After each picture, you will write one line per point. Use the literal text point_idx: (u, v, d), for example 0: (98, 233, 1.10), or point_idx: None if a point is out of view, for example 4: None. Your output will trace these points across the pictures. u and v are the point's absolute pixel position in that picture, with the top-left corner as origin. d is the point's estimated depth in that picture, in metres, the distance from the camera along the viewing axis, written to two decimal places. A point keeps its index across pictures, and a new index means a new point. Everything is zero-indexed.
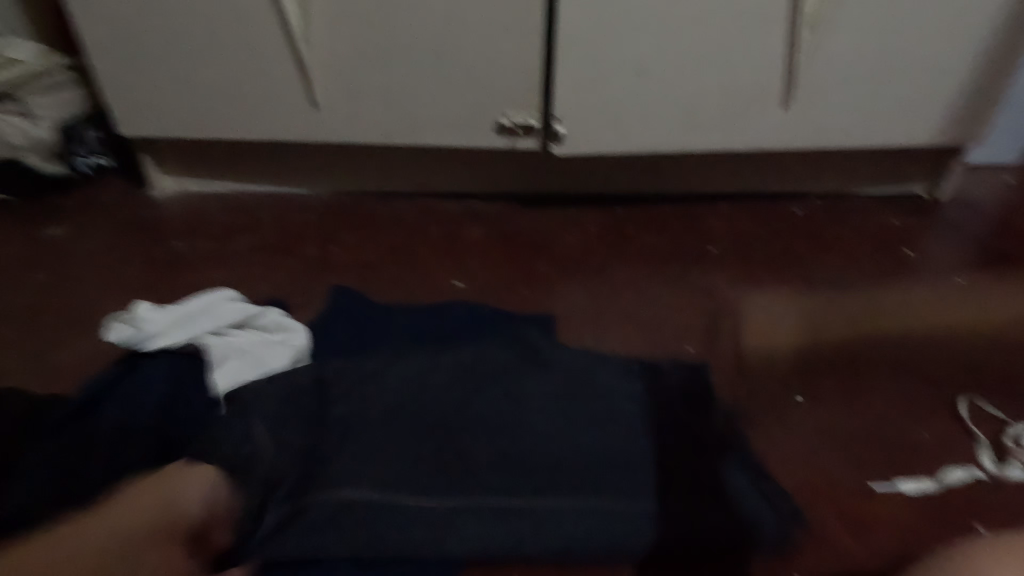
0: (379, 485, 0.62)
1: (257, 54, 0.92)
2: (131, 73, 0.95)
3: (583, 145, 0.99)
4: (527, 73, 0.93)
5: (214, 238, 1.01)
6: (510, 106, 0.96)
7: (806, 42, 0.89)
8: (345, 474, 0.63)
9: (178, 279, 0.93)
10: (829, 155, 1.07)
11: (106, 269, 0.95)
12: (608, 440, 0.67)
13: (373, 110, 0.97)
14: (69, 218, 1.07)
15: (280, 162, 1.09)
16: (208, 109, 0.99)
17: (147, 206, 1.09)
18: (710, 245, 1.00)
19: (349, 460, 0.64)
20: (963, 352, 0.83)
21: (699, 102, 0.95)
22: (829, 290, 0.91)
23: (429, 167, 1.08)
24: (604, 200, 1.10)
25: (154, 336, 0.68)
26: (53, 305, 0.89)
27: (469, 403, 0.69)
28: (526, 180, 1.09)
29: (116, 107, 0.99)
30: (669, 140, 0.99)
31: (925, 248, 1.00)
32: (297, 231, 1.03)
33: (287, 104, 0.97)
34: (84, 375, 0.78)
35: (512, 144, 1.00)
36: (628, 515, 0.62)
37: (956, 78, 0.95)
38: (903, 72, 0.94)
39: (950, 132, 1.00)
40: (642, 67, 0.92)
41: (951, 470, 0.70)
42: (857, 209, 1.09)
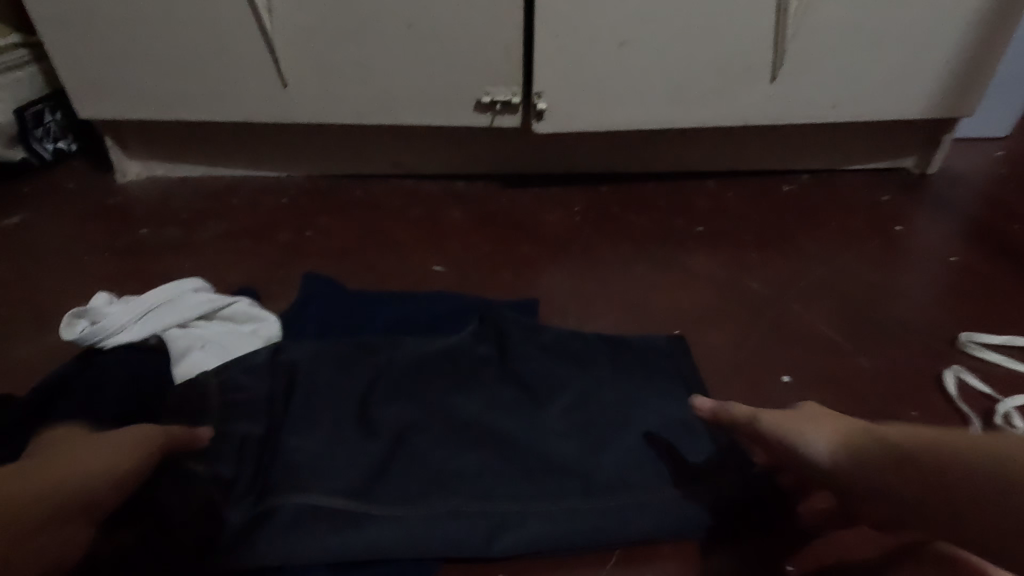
0: (351, 488, 0.59)
1: (220, 29, 0.87)
2: (87, 50, 0.90)
3: (565, 122, 0.95)
4: (506, 46, 0.89)
5: (183, 224, 0.97)
6: (489, 82, 0.92)
7: (795, 11, 0.86)
8: (314, 477, 0.59)
9: (144, 267, 0.89)
10: (820, 130, 1.04)
11: (68, 257, 0.91)
12: (591, 432, 0.64)
13: (345, 88, 0.93)
14: (30, 205, 1.02)
15: (251, 144, 1.04)
16: (172, 89, 0.94)
17: (112, 191, 1.05)
18: (697, 224, 0.97)
19: (317, 462, 0.60)
20: (951, 327, 0.81)
21: (685, 75, 0.92)
22: (819, 269, 0.89)
23: (407, 148, 1.04)
24: (589, 179, 1.06)
25: (115, 332, 0.64)
26: (11, 296, 0.85)
27: (446, 397, 0.66)
28: (508, 159, 1.06)
29: (74, 88, 0.94)
30: (656, 115, 0.96)
31: (914, 224, 0.98)
32: (270, 216, 0.99)
33: (255, 82, 0.93)
34: (44, 369, 0.75)
35: (492, 121, 0.96)
36: (615, 508, 0.59)
37: (950, 48, 0.92)
38: (895, 42, 0.91)
39: (942, 105, 0.98)
40: (626, 38, 0.88)
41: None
42: (845, 185, 1.07)
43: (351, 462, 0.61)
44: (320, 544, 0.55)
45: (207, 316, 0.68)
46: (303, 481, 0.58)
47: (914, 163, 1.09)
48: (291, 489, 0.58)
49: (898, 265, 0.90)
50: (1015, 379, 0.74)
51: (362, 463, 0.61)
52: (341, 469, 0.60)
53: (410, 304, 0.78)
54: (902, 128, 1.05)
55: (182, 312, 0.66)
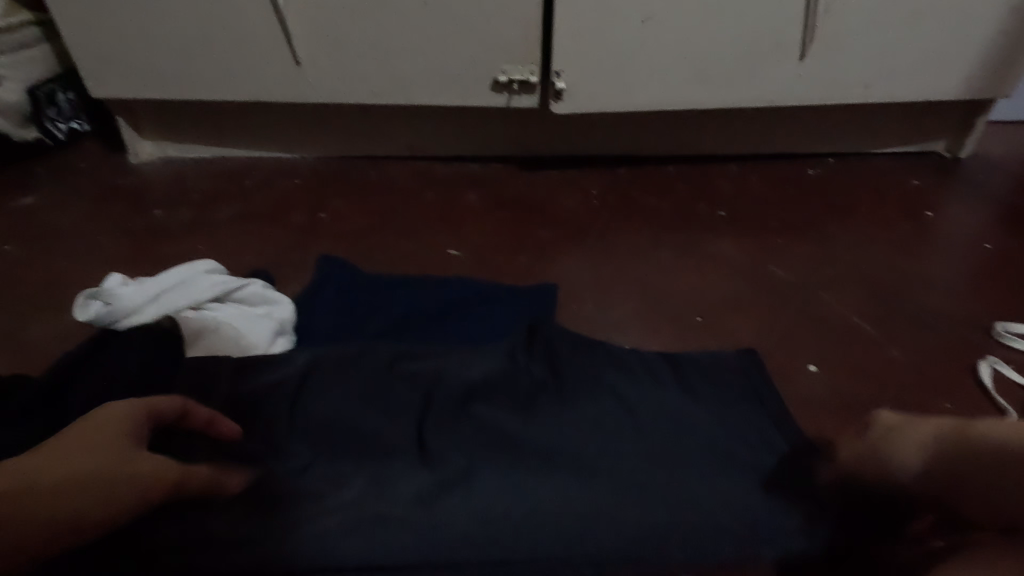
0: (399, 507, 0.49)
1: (232, 5, 0.85)
2: (98, 28, 0.89)
3: (584, 102, 0.93)
4: (525, 23, 0.86)
5: (196, 205, 0.96)
6: (507, 60, 0.89)
7: None
8: (351, 497, 0.50)
9: (158, 249, 0.89)
10: (848, 111, 1.00)
11: (82, 238, 0.91)
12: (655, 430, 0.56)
13: (360, 67, 0.91)
14: (44, 186, 1.02)
15: (264, 124, 1.03)
16: (184, 68, 0.92)
17: (126, 172, 1.04)
18: (719, 209, 0.95)
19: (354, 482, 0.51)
20: (984, 316, 0.78)
21: (709, 53, 0.88)
22: (844, 256, 0.86)
23: (422, 128, 1.02)
24: (606, 162, 1.04)
25: (127, 314, 0.63)
26: (27, 277, 0.85)
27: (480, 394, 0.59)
28: (524, 141, 1.03)
29: (87, 67, 0.93)
30: (679, 95, 0.93)
31: (946, 209, 0.94)
32: (283, 198, 0.98)
33: (268, 59, 0.91)
34: (60, 350, 0.75)
35: (510, 101, 0.93)
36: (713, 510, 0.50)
37: (990, 26, 0.87)
38: (932, 18, 0.86)
39: (978, 86, 0.94)
40: (650, 15, 0.84)
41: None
42: (873, 169, 1.03)
43: (393, 477, 0.51)
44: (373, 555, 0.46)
45: (221, 299, 0.67)
46: (342, 508, 0.49)
47: (946, 147, 1.05)
48: (327, 518, 0.48)
49: (928, 252, 0.87)
50: None
51: (408, 477, 0.51)
52: (383, 485, 0.51)
53: (427, 288, 0.76)
54: (935, 110, 1.01)
55: (195, 295, 0.65)
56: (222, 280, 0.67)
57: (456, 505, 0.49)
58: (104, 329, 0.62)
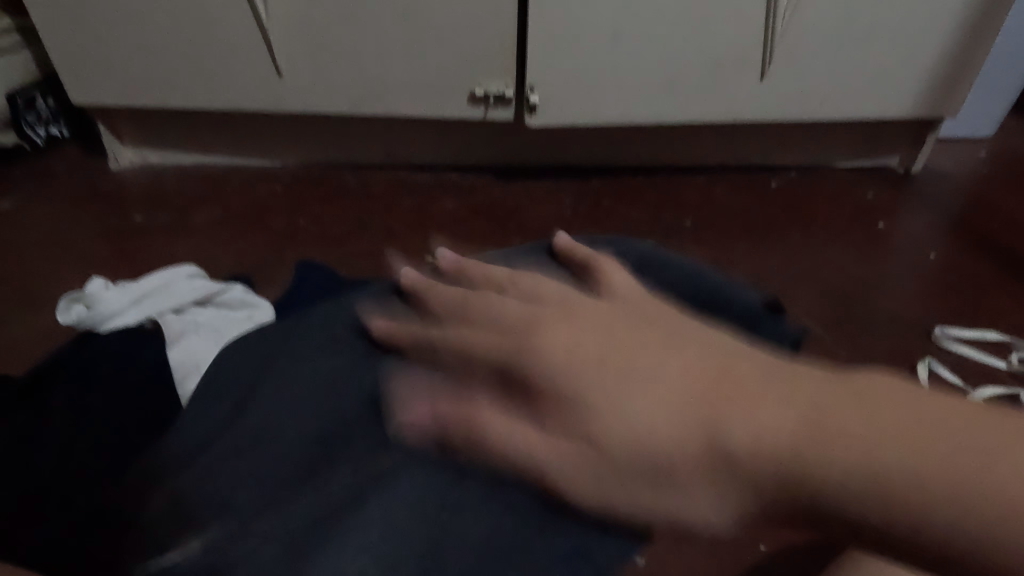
0: (303, 503, 0.28)
1: (214, 15, 0.88)
2: (82, 36, 0.91)
3: (557, 115, 0.97)
4: (500, 40, 0.90)
5: (175, 211, 0.98)
6: (483, 74, 0.93)
7: (782, 11, 0.88)
8: (259, 433, 0.32)
9: (136, 252, 0.90)
10: (807, 127, 1.06)
11: (62, 242, 0.92)
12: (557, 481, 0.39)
13: (341, 78, 0.94)
14: (23, 190, 1.02)
15: (245, 132, 1.05)
16: (167, 76, 0.94)
17: (107, 176, 1.05)
18: (686, 219, 0.99)
19: (259, 449, 0.31)
20: (928, 320, 0.82)
21: (676, 70, 0.93)
22: (800, 263, 0.91)
23: (401, 139, 1.05)
24: (579, 173, 1.08)
25: (112, 316, 0.64)
26: (8, 277, 0.86)
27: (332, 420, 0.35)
28: (501, 150, 1.07)
29: (70, 73, 0.94)
30: (648, 108, 0.97)
31: (897, 221, 1.00)
32: (263, 204, 0.99)
33: (251, 70, 0.93)
34: (37, 353, 0.75)
35: (485, 114, 0.97)
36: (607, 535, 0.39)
37: (936, 48, 0.94)
38: (884, 41, 0.92)
39: (925, 104, 1.00)
40: (619, 33, 0.89)
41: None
42: (833, 180, 1.09)
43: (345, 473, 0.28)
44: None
45: (202, 303, 0.67)
46: None
47: (899, 161, 1.11)
48: (255, 412, 0.33)
49: (883, 260, 0.92)
50: (986, 371, 0.75)
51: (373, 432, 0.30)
52: (306, 474, 0.29)
53: None
54: (888, 126, 1.07)
55: (178, 296, 0.66)
56: (210, 289, 0.68)
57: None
58: (91, 327, 0.63)
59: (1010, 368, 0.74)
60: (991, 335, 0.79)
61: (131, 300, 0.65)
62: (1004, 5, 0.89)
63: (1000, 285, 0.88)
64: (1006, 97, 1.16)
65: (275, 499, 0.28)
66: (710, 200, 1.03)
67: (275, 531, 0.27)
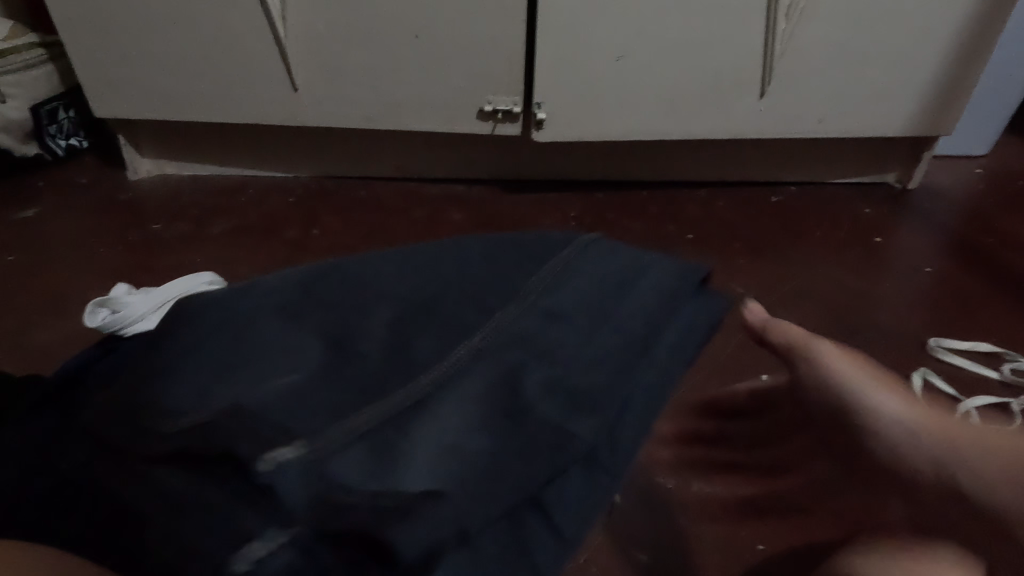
0: (377, 412, 0.31)
1: (235, 33, 0.91)
2: (108, 52, 0.94)
3: (563, 131, 1.00)
4: (509, 58, 0.93)
5: (192, 220, 1.01)
6: (492, 91, 0.96)
7: (781, 32, 0.91)
8: (259, 376, 0.32)
9: (155, 260, 0.93)
10: (806, 144, 1.09)
11: (83, 250, 0.95)
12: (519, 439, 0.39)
13: (355, 94, 0.97)
14: (45, 199, 1.05)
15: (260, 145, 1.09)
16: (188, 91, 0.98)
17: (126, 187, 1.08)
18: (688, 232, 1.01)
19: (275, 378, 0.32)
20: (923, 332, 0.84)
21: (679, 88, 0.96)
22: (800, 275, 0.93)
23: (411, 152, 1.09)
24: (583, 187, 1.11)
25: (134, 321, 0.60)
26: (32, 283, 0.89)
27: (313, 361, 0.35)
28: (507, 163, 1.10)
29: (95, 88, 0.98)
30: (651, 125, 1.00)
31: (894, 236, 1.02)
32: (278, 214, 1.03)
33: (268, 86, 0.97)
34: (57, 356, 0.78)
35: (494, 129, 1.00)
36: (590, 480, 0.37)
37: (931, 69, 0.97)
38: (880, 62, 0.96)
39: (921, 123, 1.03)
40: (624, 53, 0.93)
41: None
42: (832, 195, 1.12)
43: (402, 388, 0.32)
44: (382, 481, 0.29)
45: None
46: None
47: (896, 178, 1.14)
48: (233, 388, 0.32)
49: (879, 273, 0.94)
50: (978, 381, 0.77)
51: (394, 349, 0.34)
52: (347, 394, 0.31)
53: None
54: (885, 143, 1.10)
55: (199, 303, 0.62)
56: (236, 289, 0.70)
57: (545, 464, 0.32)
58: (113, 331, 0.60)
59: (1003, 378, 0.76)
60: (984, 346, 0.81)
61: (152, 306, 0.61)
62: (995, 29, 0.93)
63: (993, 297, 0.90)
64: (1000, 116, 1.19)
65: (341, 411, 0.31)
66: (711, 214, 1.06)
67: (357, 431, 0.30)
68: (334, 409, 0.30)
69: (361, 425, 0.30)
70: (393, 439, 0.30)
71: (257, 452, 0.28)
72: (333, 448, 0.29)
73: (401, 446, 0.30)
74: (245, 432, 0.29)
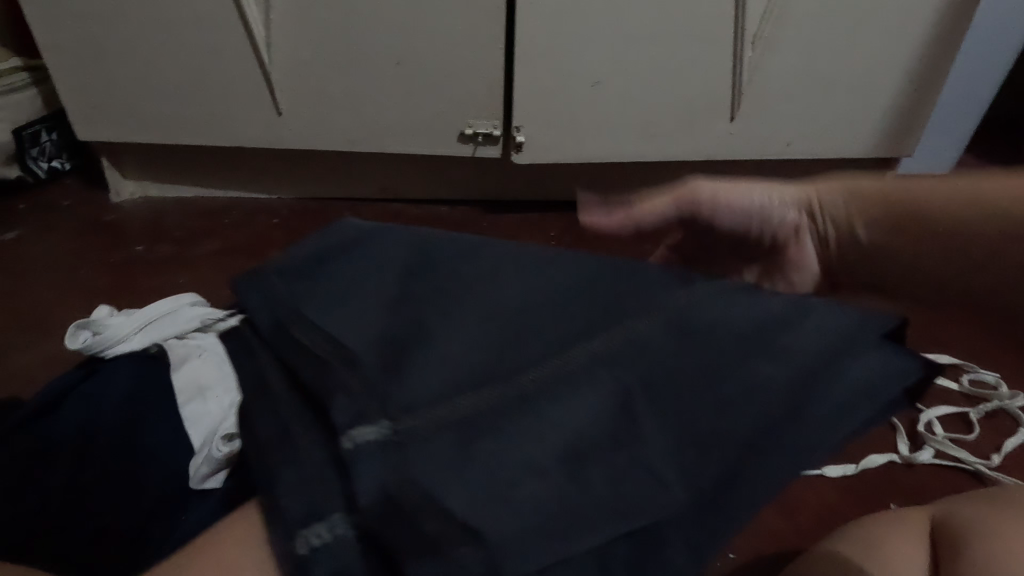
0: (552, 398, 0.30)
1: (221, 59, 0.93)
2: (95, 77, 0.96)
3: (542, 153, 1.03)
4: (489, 83, 0.96)
5: (175, 242, 1.01)
6: (472, 115, 0.99)
7: (748, 60, 0.96)
8: (456, 333, 0.33)
9: (138, 282, 0.93)
10: (776, 166, 1.14)
11: (64, 272, 0.95)
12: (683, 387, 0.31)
13: (338, 118, 1.00)
14: (25, 221, 1.05)
15: (246, 167, 1.10)
16: (172, 114, 0.99)
17: (108, 208, 1.09)
18: None
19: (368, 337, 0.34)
20: None
21: (652, 112, 1.00)
22: None
23: (395, 175, 1.11)
24: (562, 207, 1.14)
25: (115, 345, 0.50)
26: (11, 305, 0.88)
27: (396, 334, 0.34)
28: (487, 186, 1.14)
29: (79, 111, 0.99)
30: (626, 148, 1.04)
31: None
32: (262, 236, 1.04)
33: (254, 109, 0.99)
34: (39, 377, 0.78)
35: (475, 151, 1.03)
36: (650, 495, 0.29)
37: (890, 95, 1.02)
38: (842, 87, 1.00)
39: (884, 145, 1.08)
40: (599, 80, 0.96)
41: (871, 454, 0.71)
42: None
43: (456, 395, 0.30)
44: (435, 479, 0.27)
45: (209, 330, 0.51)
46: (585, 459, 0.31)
47: None
48: (440, 328, 0.34)
49: None
50: (938, 393, 0.80)
51: (487, 363, 0.32)
52: (430, 381, 0.31)
53: None
54: (852, 165, 1.15)
55: (182, 324, 0.51)
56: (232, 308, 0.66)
57: (608, 524, 0.27)
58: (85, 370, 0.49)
59: (962, 390, 0.79)
60: (944, 359, 0.84)
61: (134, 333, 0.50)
62: (948, 58, 0.98)
63: None
64: (959, 139, 1.24)
65: (448, 394, 0.30)
66: None
67: (454, 420, 0.29)
68: (448, 381, 0.31)
69: (458, 413, 0.29)
70: (494, 427, 0.29)
71: (349, 426, 0.29)
72: (423, 431, 0.29)
73: (510, 445, 0.28)
74: (350, 392, 0.31)
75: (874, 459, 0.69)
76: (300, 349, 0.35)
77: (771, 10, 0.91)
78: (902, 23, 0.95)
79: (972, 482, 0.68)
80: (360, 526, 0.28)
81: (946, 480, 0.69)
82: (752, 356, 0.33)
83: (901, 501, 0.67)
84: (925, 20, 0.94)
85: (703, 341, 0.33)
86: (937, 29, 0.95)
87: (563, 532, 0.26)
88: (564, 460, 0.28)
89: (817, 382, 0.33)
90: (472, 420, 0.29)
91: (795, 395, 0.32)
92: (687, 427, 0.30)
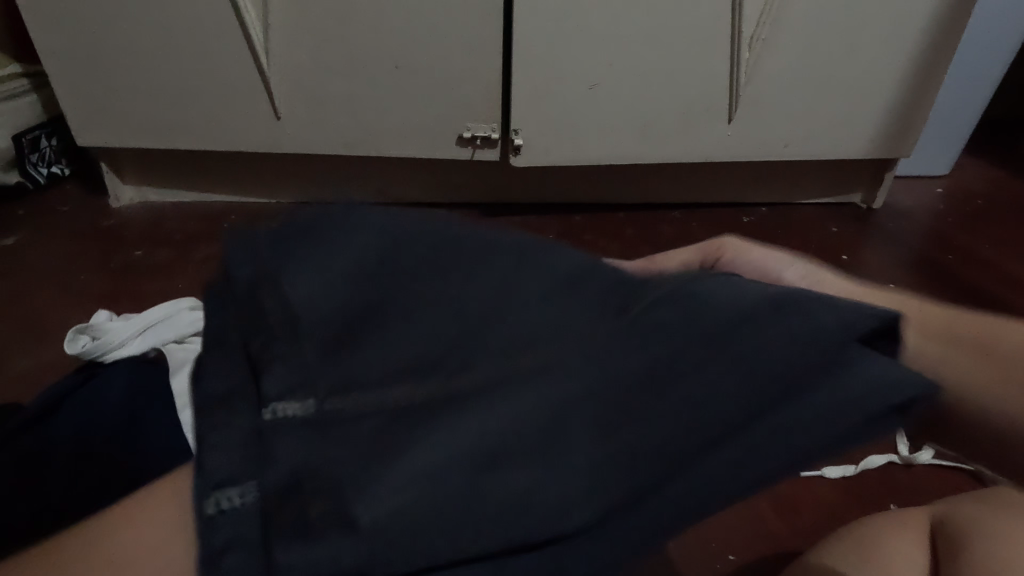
0: (503, 390, 0.27)
1: (218, 64, 0.94)
2: (94, 83, 0.96)
3: (539, 155, 1.03)
4: (486, 85, 0.97)
5: (174, 247, 1.01)
6: (470, 119, 1.00)
7: (744, 61, 0.96)
8: (415, 318, 0.30)
9: (139, 286, 0.93)
10: (774, 167, 1.14)
11: (64, 277, 0.95)
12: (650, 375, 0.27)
13: (336, 121, 1.00)
14: (24, 226, 1.05)
15: (244, 173, 1.10)
16: (171, 119, 1.00)
17: (107, 213, 1.09)
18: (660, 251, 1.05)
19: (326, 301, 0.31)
20: None
21: (649, 114, 1.00)
22: None
23: (394, 179, 1.11)
24: (561, 209, 1.15)
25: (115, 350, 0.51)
26: (10, 311, 0.88)
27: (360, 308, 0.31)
28: (485, 189, 1.14)
29: (78, 116, 0.99)
30: (624, 149, 1.04)
31: (860, 254, 1.06)
32: None
33: (251, 113, 0.99)
34: (39, 383, 0.78)
35: (473, 155, 1.04)
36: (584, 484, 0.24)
37: (887, 95, 1.02)
38: (839, 87, 1.01)
39: (882, 146, 1.08)
40: (596, 82, 0.97)
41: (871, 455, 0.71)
42: (801, 215, 1.17)
43: (400, 378, 0.27)
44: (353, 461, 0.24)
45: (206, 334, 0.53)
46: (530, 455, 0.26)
47: (862, 199, 1.19)
48: (402, 303, 0.31)
49: None
50: None
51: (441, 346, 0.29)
52: (382, 360, 0.28)
53: None
54: (850, 165, 1.15)
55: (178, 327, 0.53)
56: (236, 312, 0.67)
57: (513, 532, 0.23)
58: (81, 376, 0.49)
59: None
60: None
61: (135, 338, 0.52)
62: (944, 58, 0.98)
63: None
64: (957, 140, 1.25)
65: (390, 376, 0.28)
66: (684, 235, 1.10)
67: (393, 403, 0.26)
68: (395, 362, 0.28)
69: (397, 399, 0.27)
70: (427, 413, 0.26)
71: (275, 393, 0.27)
72: (349, 408, 0.26)
73: (434, 432, 0.25)
74: (284, 358, 0.28)
75: (874, 460, 0.69)
76: (251, 310, 0.32)
77: (768, 11, 0.91)
78: (898, 23, 0.95)
79: (973, 482, 0.68)
80: (264, 492, 0.24)
81: (945, 480, 0.68)
82: (744, 341, 0.29)
83: (901, 502, 0.66)
84: (921, 21, 0.95)
85: (690, 329, 0.29)
86: (932, 31, 0.96)
87: (463, 534, 0.23)
88: (492, 452, 0.24)
89: (817, 369, 0.28)
90: (405, 408, 0.26)
91: (783, 388, 0.27)
92: (643, 413, 0.26)
